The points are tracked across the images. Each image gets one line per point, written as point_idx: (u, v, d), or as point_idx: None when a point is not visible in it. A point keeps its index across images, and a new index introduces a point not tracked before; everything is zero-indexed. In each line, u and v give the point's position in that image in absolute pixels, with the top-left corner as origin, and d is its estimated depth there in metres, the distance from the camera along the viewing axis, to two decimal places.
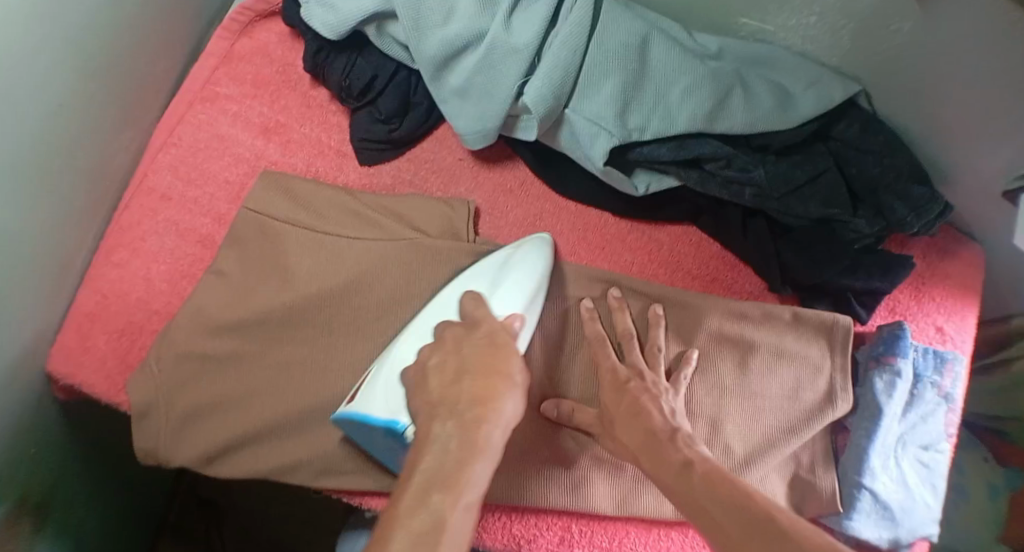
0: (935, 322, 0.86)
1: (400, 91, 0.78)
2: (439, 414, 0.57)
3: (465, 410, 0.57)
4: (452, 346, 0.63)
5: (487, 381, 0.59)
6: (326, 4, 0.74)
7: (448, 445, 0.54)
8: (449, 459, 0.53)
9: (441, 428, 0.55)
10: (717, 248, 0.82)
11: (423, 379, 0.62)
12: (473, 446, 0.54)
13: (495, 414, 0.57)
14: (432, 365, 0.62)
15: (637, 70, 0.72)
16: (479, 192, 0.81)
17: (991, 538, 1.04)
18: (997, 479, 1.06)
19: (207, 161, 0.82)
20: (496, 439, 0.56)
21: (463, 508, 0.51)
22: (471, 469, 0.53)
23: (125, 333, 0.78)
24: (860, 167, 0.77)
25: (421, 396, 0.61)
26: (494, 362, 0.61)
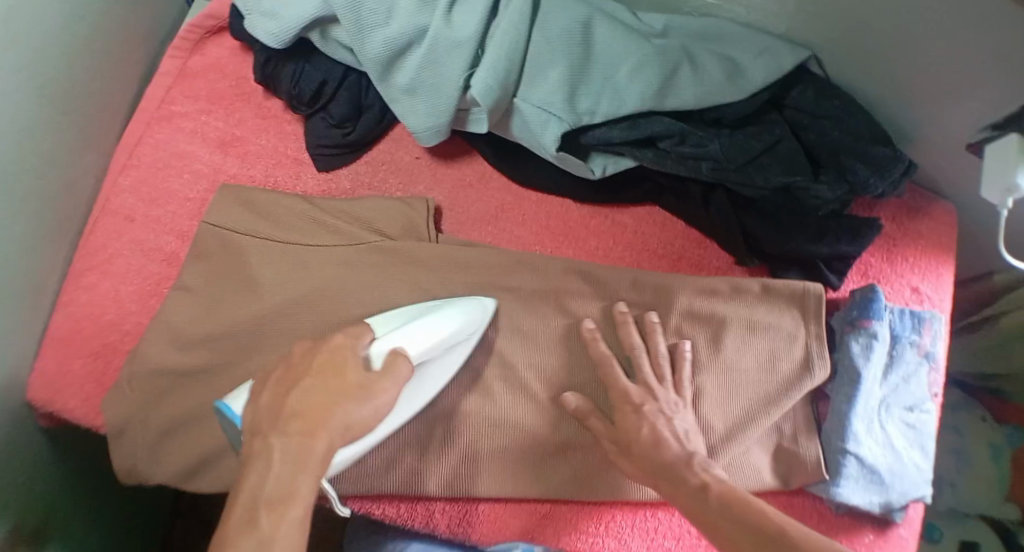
0: (910, 283, 0.85)
1: (352, 94, 0.79)
2: (263, 431, 0.59)
3: (288, 425, 0.59)
4: (300, 359, 0.63)
5: (310, 396, 0.60)
6: (269, 14, 0.75)
7: (273, 454, 0.57)
8: (280, 473, 0.56)
9: (263, 444, 0.58)
10: (683, 225, 0.81)
11: (258, 390, 0.63)
12: (296, 464, 0.57)
13: (320, 423, 0.59)
14: (274, 379, 0.63)
15: (582, 53, 0.72)
16: (439, 190, 0.81)
17: (996, 499, 1.03)
18: (998, 439, 1.06)
19: (167, 180, 0.82)
20: (322, 451, 0.58)
21: (287, 529, 0.55)
22: (295, 483, 0.56)
23: (99, 356, 0.78)
24: (818, 132, 0.77)
25: (251, 410, 0.61)
26: (330, 373, 0.62)
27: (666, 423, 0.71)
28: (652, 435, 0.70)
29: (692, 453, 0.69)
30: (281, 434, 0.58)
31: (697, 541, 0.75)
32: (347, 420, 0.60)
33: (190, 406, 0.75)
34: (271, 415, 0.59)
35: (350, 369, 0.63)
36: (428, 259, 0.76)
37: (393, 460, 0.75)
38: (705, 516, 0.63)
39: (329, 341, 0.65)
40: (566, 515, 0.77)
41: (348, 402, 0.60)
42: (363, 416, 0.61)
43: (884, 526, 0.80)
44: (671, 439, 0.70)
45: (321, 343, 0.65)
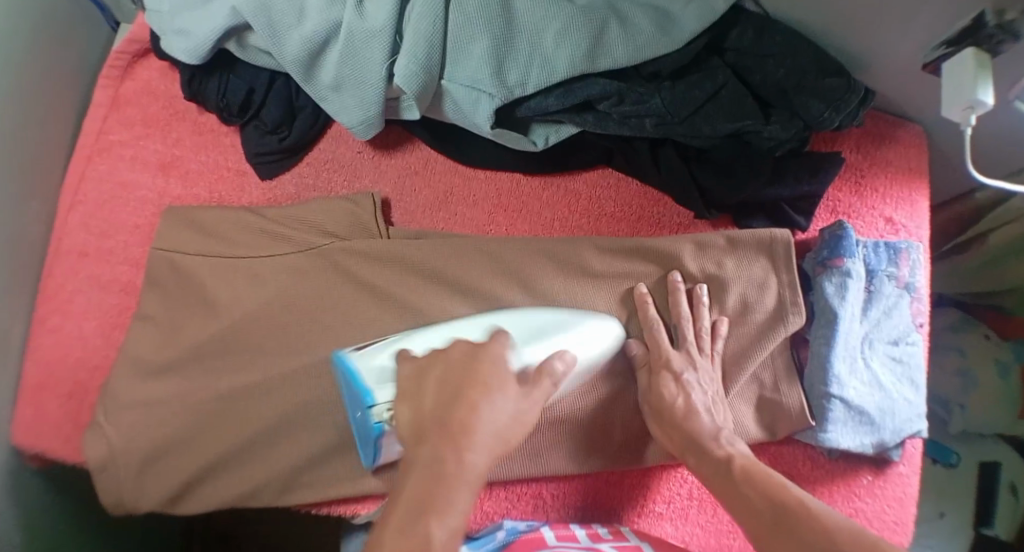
0: (883, 213, 0.83)
1: (282, 98, 0.77)
2: (427, 438, 0.56)
3: (445, 432, 0.56)
4: (457, 364, 0.60)
5: (467, 411, 0.57)
6: (183, 31, 0.75)
7: (434, 464, 0.54)
8: (433, 479, 0.54)
9: (425, 457, 0.55)
10: (637, 185, 0.80)
11: (419, 380, 0.61)
12: (450, 470, 0.54)
13: (475, 439, 0.56)
14: (435, 372, 0.61)
15: (504, 25, 0.70)
16: (383, 182, 0.80)
17: (1013, 417, 1.02)
18: (1006, 356, 1.02)
19: (115, 210, 0.82)
20: (479, 462, 0.55)
21: (446, 534, 0.52)
22: (452, 494, 0.53)
23: (74, 395, 0.79)
24: (763, 73, 0.73)
25: (414, 413, 0.59)
26: (477, 388, 0.58)
27: (700, 394, 0.72)
28: (686, 407, 0.71)
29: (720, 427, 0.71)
30: (454, 442, 0.55)
31: (689, 502, 0.77)
32: (495, 420, 0.58)
33: (167, 436, 0.75)
34: (435, 422, 0.57)
35: (506, 381, 0.60)
36: (381, 254, 0.75)
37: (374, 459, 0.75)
38: (728, 485, 0.66)
39: (483, 351, 0.61)
40: (553, 492, 0.78)
41: (498, 406, 0.58)
42: (506, 429, 0.58)
43: (881, 465, 0.79)
44: (702, 411, 0.71)
45: (478, 350, 0.61)
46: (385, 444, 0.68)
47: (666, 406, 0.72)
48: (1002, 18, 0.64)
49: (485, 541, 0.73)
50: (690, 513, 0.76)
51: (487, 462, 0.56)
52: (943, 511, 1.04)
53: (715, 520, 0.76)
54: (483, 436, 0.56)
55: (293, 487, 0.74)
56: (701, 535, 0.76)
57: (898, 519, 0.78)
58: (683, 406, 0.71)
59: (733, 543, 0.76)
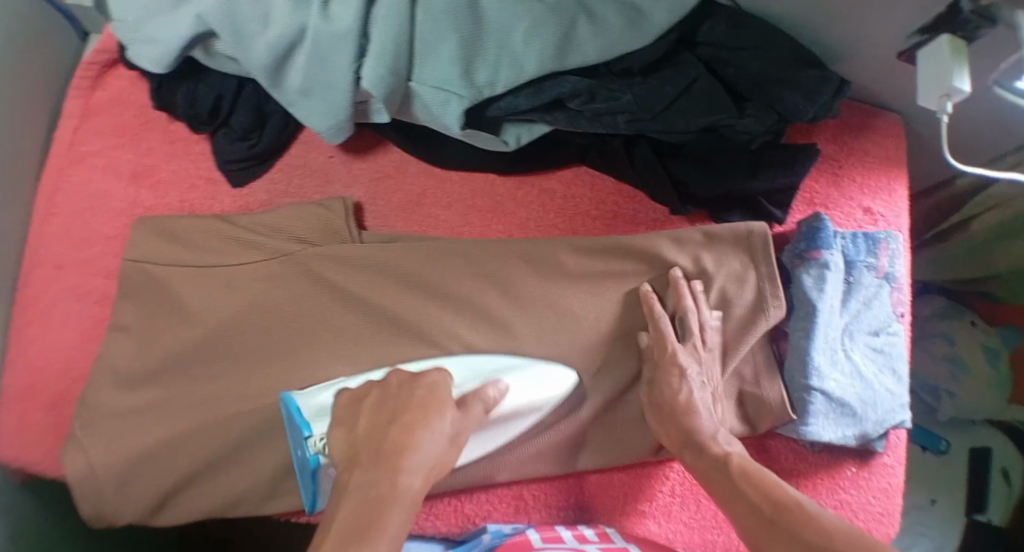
0: (862, 204, 0.82)
1: (251, 105, 0.77)
2: (361, 463, 0.59)
3: (381, 458, 0.58)
4: (396, 391, 0.65)
5: (403, 434, 0.60)
6: (150, 40, 0.74)
7: (370, 490, 0.56)
8: (371, 500, 0.55)
9: (359, 480, 0.57)
10: (613, 181, 0.79)
11: (355, 416, 0.65)
12: (387, 494, 0.56)
13: (410, 462, 0.58)
14: (371, 403, 0.65)
15: (472, 24, 0.69)
16: (357, 186, 0.79)
17: (1002, 402, 1.01)
18: (994, 342, 1.01)
19: (88, 220, 0.82)
20: (414, 486, 0.57)
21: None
22: (387, 514, 0.54)
23: (53, 407, 0.79)
24: (738, 66, 0.72)
25: (351, 438, 0.62)
26: (416, 414, 0.61)
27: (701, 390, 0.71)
28: (686, 405, 0.71)
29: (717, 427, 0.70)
30: (387, 465, 0.57)
31: (671, 499, 0.77)
32: (432, 452, 0.60)
33: (144, 447, 0.74)
34: (371, 450, 0.60)
35: (449, 406, 0.63)
36: (354, 259, 0.75)
37: None
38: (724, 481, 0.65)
39: (424, 379, 0.65)
40: (535, 493, 0.78)
41: (436, 434, 0.61)
42: (439, 453, 0.60)
43: (865, 457, 0.79)
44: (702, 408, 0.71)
45: (415, 381, 0.65)
46: (323, 483, 0.69)
47: (670, 403, 0.71)
48: (978, 4, 0.62)
49: (469, 545, 0.73)
50: (673, 510, 0.76)
51: (422, 484, 0.58)
52: (933, 498, 1.04)
53: (698, 516, 0.76)
54: (419, 459, 0.58)
55: (274, 496, 0.75)
56: (684, 532, 0.76)
57: (884, 510, 0.78)
58: (680, 400, 0.71)
59: (717, 538, 0.76)
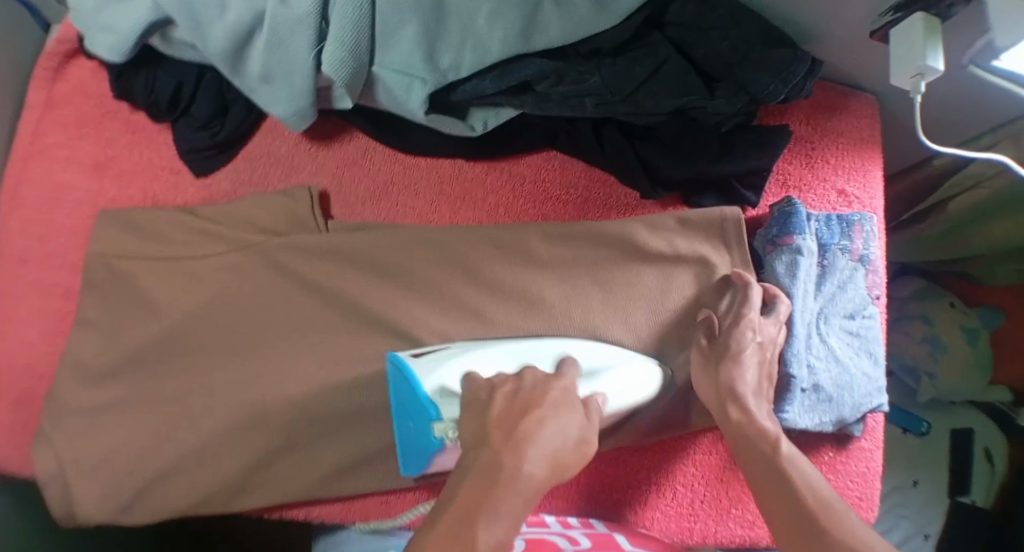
0: (836, 186, 0.81)
1: (212, 91, 0.75)
2: (489, 443, 0.55)
3: (503, 445, 0.54)
4: (524, 390, 0.59)
5: (526, 426, 0.55)
6: (106, 27, 0.72)
7: (491, 467, 0.53)
8: (489, 485, 0.51)
9: (479, 459, 0.53)
10: (583, 165, 0.78)
11: (489, 393, 0.60)
12: (506, 476, 0.52)
13: (534, 447, 0.54)
14: (507, 392, 0.59)
15: (433, 6, 0.67)
16: (323, 174, 0.78)
17: (982, 384, 1.01)
18: (972, 322, 1.00)
19: (50, 214, 0.80)
20: (533, 475, 0.53)
21: (493, 543, 0.49)
22: (500, 501, 0.51)
23: (21, 403, 0.78)
24: (706, 47, 0.71)
25: (478, 419, 0.57)
26: (545, 408, 0.57)
27: (755, 351, 0.67)
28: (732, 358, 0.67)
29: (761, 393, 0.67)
30: (514, 451, 0.53)
31: (648, 487, 0.76)
32: (557, 449, 0.55)
33: (114, 442, 0.74)
34: (501, 431, 0.55)
35: (575, 412, 0.59)
36: (320, 249, 0.73)
37: (321, 454, 0.73)
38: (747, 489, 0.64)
39: (556, 382, 0.61)
40: None
41: (562, 439, 0.56)
42: (564, 449, 0.56)
43: (842, 441, 0.79)
44: (749, 363, 0.67)
45: (549, 380, 0.61)
46: (437, 459, 0.64)
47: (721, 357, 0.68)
48: None
49: None
50: (650, 498, 0.76)
51: (545, 473, 0.54)
52: (916, 479, 1.04)
53: (675, 503, 0.75)
54: (538, 449, 0.54)
55: (246, 489, 0.74)
56: (661, 519, 0.75)
57: (860, 494, 0.78)
58: (730, 353, 0.67)
59: (694, 525, 0.75)
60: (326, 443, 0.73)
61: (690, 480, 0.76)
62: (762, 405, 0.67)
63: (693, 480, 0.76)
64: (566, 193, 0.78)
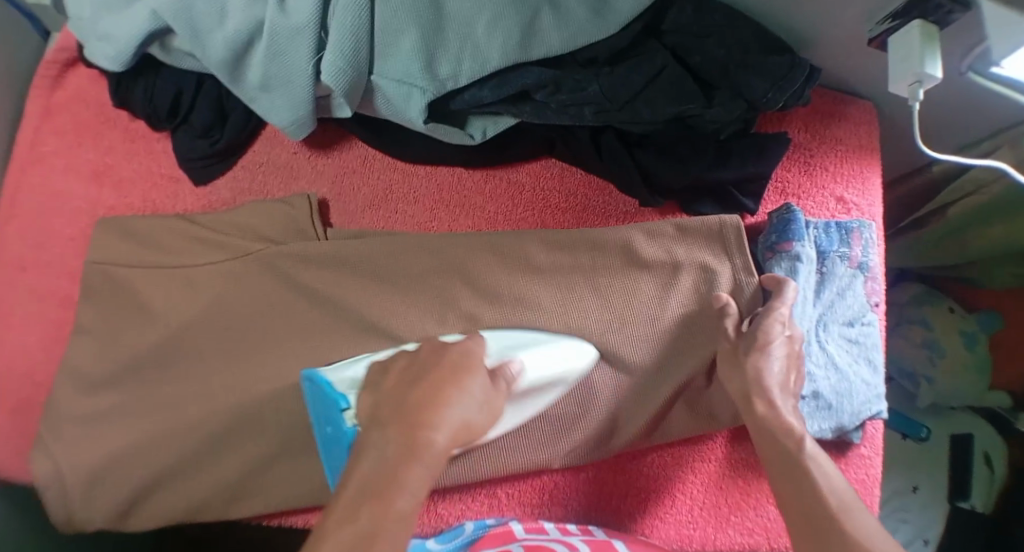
0: (834, 193, 0.81)
1: (210, 100, 0.75)
2: (383, 418, 0.55)
3: (403, 414, 0.55)
4: (423, 359, 0.60)
5: (428, 398, 0.55)
6: (105, 37, 0.72)
7: (389, 439, 0.53)
8: (383, 453, 0.52)
9: (380, 435, 0.54)
10: (582, 174, 0.78)
11: (383, 376, 0.61)
12: (405, 444, 0.53)
13: (440, 417, 0.54)
14: (398, 369, 0.61)
15: (432, 16, 0.67)
16: (322, 182, 0.78)
17: (982, 387, 1.00)
18: (971, 326, 1.00)
19: (49, 222, 0.80)
20: (442, 446, 0.53)
21: (397, 513, 0.49)
22: (408, 473, 0.51)
23: (20, 410, 0.79)
24: (703, 54, 0.71)
25: (377, 396, 0.59)
26: (447, 374, 0.57)
27: (783, 343, 0.66)
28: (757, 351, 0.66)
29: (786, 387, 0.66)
30: (406, 421, 0.54)
31: (646, 494, 0.76)
32: (462, 415, 0.56)
33: (111, 449, 0.74)
34: (394, 404, 0.56)
35: (479, 375, 0.59)
36: (318, 257, 0.73)
37: (317, 462, 0.73)
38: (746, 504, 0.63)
39: (454, 345, 0.60)
40: (509, 493, 0.78)
41: (467, 406, 0.56)
42: (471, 415, 0.57)
43: (842, 449, 0.79)
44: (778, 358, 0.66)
45: (445, 347, 0.61)
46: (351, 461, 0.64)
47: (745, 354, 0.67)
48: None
49: (450, 535, 0.74)
50: (650, 505, 0.76)
51: (450, 441, 0.54)
52: (915, 484, 1.04)
53: (675, 511, 0.75)
54: (453, 413, 0.55)
55: (242, 498, 0.74)
56: (660, 527, 0.75)
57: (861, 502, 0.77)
58: (758, 347, 0.66)
59: (694, 533, 0.75)
60: (322, 451, 0.73)
61: (689, 488, 0.76)
62: (788, 400, 0.66)
63: (692, 488, 0.76)
64: (566, 201, 0.78)
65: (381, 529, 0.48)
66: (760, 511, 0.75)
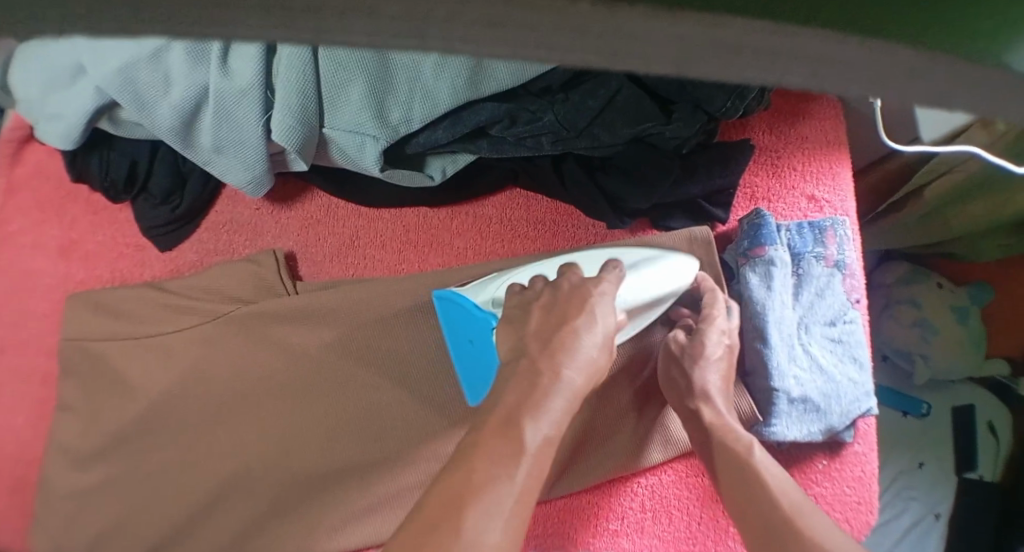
0: (805, 193, 0.81)
1: (167, 167, 0.74)
2: (530, 351, 0.57)
3: (551, 348, 0.57)
4: (560, 295, 0.61)
5: (570, 340, 0.57)
6: (54, 117, 0.72)
7: (537, 371, 0.55)
8: (531, 385, 0.55)
9: (524, 367, 0.56)
10: (547, 201, 0.77)
11: (524, 311, 0.62)
12: (548, 382, 0.55)
13: (572, 355, 0.56)
14: (543, 304, 0.61)
15: (376, 63, 0.65)
16: (287, 236, 0.78)
17: (976, 361, 1.00)
18: (963, 301, 0.99)
19: (22, 303, 0.81)
20: (573, 380, 0.55)
21: (540, 439, 0.53)
22: (547, 403, 0.54)
23: (15, 490, 0.79)
24: (658, 73, 0.65)
25: (516, 329, 0.61)
26: (581, 313, 0.59)
27: (715, 372, 0.71)
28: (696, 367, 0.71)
29: (717, 394, 0.70)
30: (551, 357, 0.56)
31: (642, 515, 0.76)
32: (591, 357, 0.57)
33: (109, 521, 0.75)
34: (541, 339, 0.58)
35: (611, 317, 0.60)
36: (290, 313, 0.73)
37: (313, 516, 0.73)
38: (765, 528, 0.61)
39: (597, 284, 0.62)
40: None
41: (594, 345, 0.57)
42: (599, 353, 0.58)
43: (834, 448, 0.78)
44: (711, 369, 0.71)
45: (586, 286, 0.61)
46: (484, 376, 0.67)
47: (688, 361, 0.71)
48: None
49: None
50: (645, 525, 0.75)
51: (584, 381, 0.56)
52: (921, 461, 1.03)
53: (671, 528, 0.75)
54: (582, 354, 0.56)
55: None
56: (659, 546, 0.75)
57: (859, 499, 0.77)
58: (700, 360, 0.70)
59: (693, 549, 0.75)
60: (315, 506, 0.73)
61: (684, 504, 0.76)
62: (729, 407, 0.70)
63: (687, 503, 0.76)
64: (537, 232, 0.77)
65: (527, 458, 0.52)
66: None
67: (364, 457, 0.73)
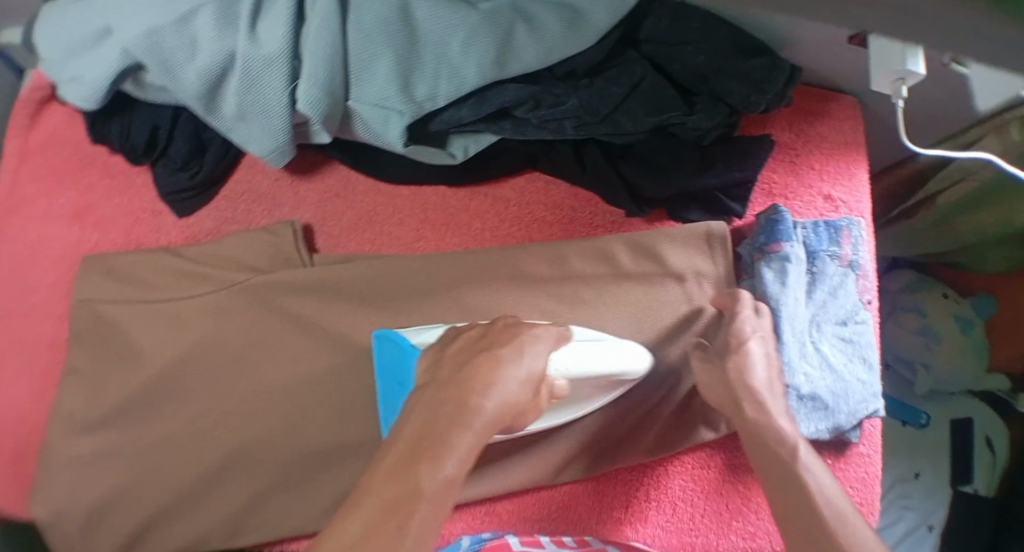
0: (822, 191, 0.81)
1: (188, 134, 0.75)
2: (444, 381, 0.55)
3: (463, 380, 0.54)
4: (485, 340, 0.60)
5: (485, 367, 0.55)
6: (78, 78, 0.72)
7: (441, 400, 0.53)
8: (434, 414, 0.52)
9: (431, 396, 0.54)
10: (567, 186, 0.77)
11: (442, 353, 0.60)
12: (456, 409, 0.52)
13: (490, 386, 0.54)
14: (468, 339, 0.60)
15: (406, 38, 0.66)
16: (305, 208, 0.78)
17: (980, 371, 1.00)
18: (967, 311, 0.99)
19: (33, 265, 0.80)
20: (488, 412, 0.52)
21: (440, 480, 0.49)
22: (450, 437, 0.50)
23: (15, 456, 0.79)
24: (682, 62, 0.68)
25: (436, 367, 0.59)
26: (512, 347, 0.58)
27: (759, 342, 0.67)
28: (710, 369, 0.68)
29: (761, 390, 0.65)
30: (465, 388, 0.53)
31: (646, 504, 0.76)
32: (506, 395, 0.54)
33: (109, 489, 0.74)
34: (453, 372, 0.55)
35: (533, 354, 0.58)
36: (303, 285, 0.73)
37: (315, 490, 0.73)
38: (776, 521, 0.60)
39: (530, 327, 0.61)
40: (510, 510, 0.78)
41: (509, 384, 0.55)
42: (519, 393, 0.55)
43: (840, 448, 0.79)
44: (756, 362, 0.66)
45: (520, 327, 0.61)
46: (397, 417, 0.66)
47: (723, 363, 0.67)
48: None
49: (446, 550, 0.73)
50: (649, 514, 0.75)
51: (497, 413, 0.53)
52: (917, 471, 1.02)
53: (675, 518, 0.75)
54: (499, 388, 0.54)
55: (243, 530, 0.74)
56: (661, 536, 0.75)
57: (862, 499, 0.77)
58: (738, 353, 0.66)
59: (696, 540, 0.75)
60: (319, 481, 0.73)
61: (689, 495, 0.75)
62: (779, 405, 0.65)
63: (692, 495, 0.75)
64: (555, 218, 0.77)
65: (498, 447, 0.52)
66: (761, 515, 0.74)
67: (368, 434, 0.72)
